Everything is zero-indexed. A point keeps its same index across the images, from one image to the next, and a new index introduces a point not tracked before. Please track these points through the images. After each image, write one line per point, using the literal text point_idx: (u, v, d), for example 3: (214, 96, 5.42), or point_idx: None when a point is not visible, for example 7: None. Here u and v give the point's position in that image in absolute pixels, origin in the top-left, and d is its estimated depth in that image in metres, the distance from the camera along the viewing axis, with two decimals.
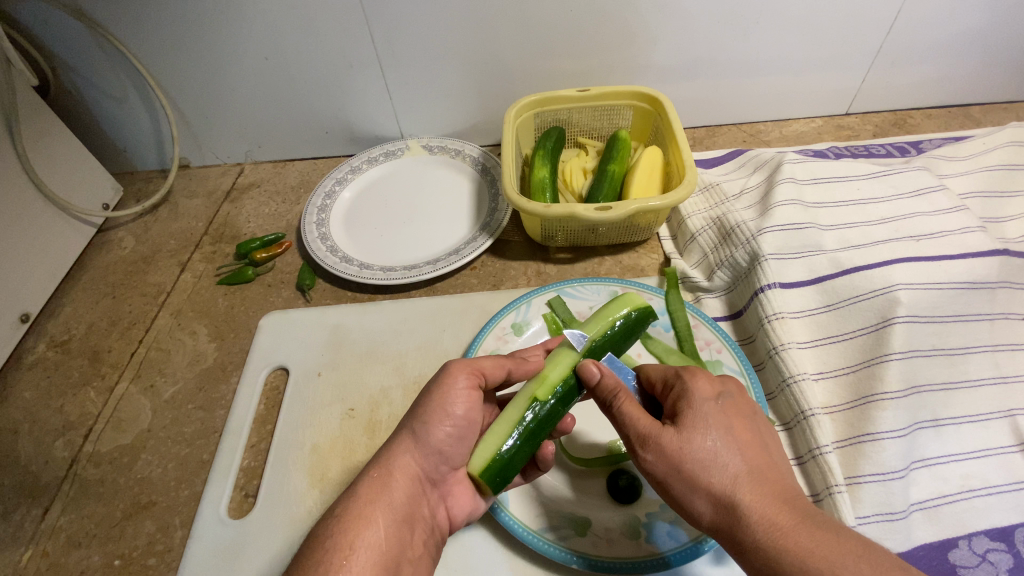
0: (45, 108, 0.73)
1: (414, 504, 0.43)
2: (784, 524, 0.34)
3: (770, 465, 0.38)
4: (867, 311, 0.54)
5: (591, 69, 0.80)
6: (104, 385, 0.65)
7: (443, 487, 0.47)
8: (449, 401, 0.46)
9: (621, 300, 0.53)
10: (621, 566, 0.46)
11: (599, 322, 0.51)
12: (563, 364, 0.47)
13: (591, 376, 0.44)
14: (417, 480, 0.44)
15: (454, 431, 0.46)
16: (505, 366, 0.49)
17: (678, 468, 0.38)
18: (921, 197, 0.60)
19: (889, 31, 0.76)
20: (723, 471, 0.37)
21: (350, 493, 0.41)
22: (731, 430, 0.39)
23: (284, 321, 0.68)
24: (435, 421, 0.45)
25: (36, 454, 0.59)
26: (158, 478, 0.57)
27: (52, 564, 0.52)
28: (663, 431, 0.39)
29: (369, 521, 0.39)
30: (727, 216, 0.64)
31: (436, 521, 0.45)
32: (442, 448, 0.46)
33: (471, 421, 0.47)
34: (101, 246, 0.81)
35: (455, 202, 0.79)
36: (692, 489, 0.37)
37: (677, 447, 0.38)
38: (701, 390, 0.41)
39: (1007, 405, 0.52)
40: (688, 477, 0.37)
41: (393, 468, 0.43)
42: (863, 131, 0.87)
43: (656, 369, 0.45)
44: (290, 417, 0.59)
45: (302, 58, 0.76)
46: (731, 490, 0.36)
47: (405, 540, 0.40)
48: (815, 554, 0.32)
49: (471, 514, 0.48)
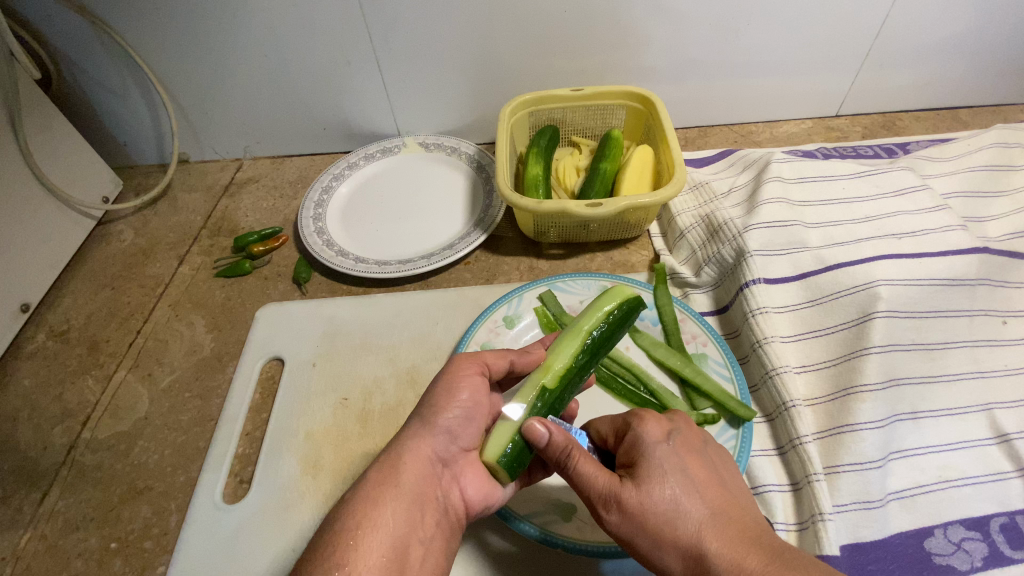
0: (46, 101, 0.74)
1: (425, 485, 0.43)
2: (754, 569, 0.34)
3: (729, 501, 0.39)
4: (849, 306, 0.55)
5: (585, 69, 0.81)
6: (102, 374, 0.66)
7: (455, 467, 0.46)
8: (453, 385, 0.47)
9: (612, 291, 0.54)
10: (605, 551, 0.46)
11: (593, 313, 0.52)
12: (565, 355, 0.48)
13: (539, 438, 0.41)
14: (427, 462, 0.44)
15: (461, 414, 0.47)
16: (508, 357, 0.50)
17: (642, 526, 0.38)
18: (903, 196, 0.62)
19: (878, 35, 0.77)
20: (688, 521, 0.37)
21: (362, 479, 0.43)
22: (687, 472, 0.39)
23: (281, 312, 0.69)
24: (442, 406, 0.46)
25: (35, 441, 0.61)
26: (155, 464, 0.58)
27: (49, 546, 0.53)
28: (624, 488, 0.39)
29: (378, 503, 0.41)
30: (715, 214, 0.65)
31: (450, 502, 0.45)
32: (452, 428, 0.46)
33: (478, 404, 0.48)
34: (100, 239, 0.82)
35: (451, 197, 0.81)
36: (660, 546, 0.37)
37: (639, 503, 0.38)
38: (653, 433, 0.41)
39: (985, 399, 0.53)
40: (655, 533, 0.37)
41: (402, 452, 0.44)
42: (851, 132, 0.88)
43: (605, 423, 0.46)
44: (286, 406, 0.60)
45: (302, 56, 0.78)
46: (698, 540, 0.36)
47: (415, 521, 0.41)
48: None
49: (486, 496, 0.46)
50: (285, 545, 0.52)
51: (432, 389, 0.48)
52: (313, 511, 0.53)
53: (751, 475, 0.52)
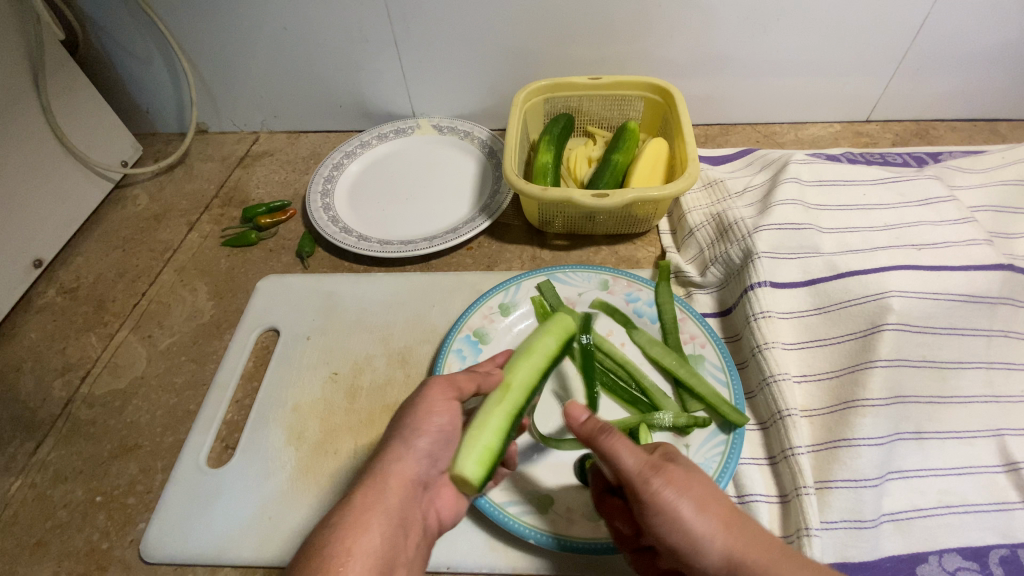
0: (71, 64, 0.75)
1: (408, 509, 0.41)
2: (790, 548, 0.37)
3: None
4: (858, 316, 0.53)
5: (606, 58, 0.79)
6: (105, 332, 0.68)
7: (432, 490, 0.45)
8: (428, 411, 0.45)
9: (564, 317, 0.54)
10: (572, 545, 0.46)
11: (551, 330, 0.52)
12: (527, 375, 0.48)
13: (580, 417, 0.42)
14: (412, 486, 0.43)
15: (439, 438, 0.45)
16: (476, 380, 0.48)
17: (693, 494, 0.38)
18: (928, 206, 0.59)
19: (916, 37, 0.73)
20: (727, 503, 0.39)
21: (346, 500, 0.40)
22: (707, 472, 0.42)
23: (281, 284, 0.69)
24: (418, 431, 0.44)
25: (36, 391, 0.62)
26: (146, 424, 0.59)
27: (38, 495, 0.55)
28: (669, 462, 0.40)
29: (365, 527, 0.38)
30: (726, 213, 0.63)
31: (427, 523, 0.44)
32: (431, 452, 0.45)
33: (456, 429, 0.46)
34: (116, 202, 0.84)
35: (460, 181, 0.80)
36: (708, 517, 0.37)
37: (683, 478, 0.39)
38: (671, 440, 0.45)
39: (997, 424, 0.50)
40: (703, 504, 0.38)
41: (386, 476, 0.42)
42: (881, 139, 0.84)
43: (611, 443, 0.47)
44: (276, 376, 0.61)
45: (321, 32, 0.78)
46: (739, 520, 0.38)
47: (400, 544, 0.39)
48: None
49: (454, 514, 0.47)
50: (261, 511, 0.52)
51: (407, 412, 0.46)
52: (290, 481, 0.53)
53: (739, 483, 0.50)
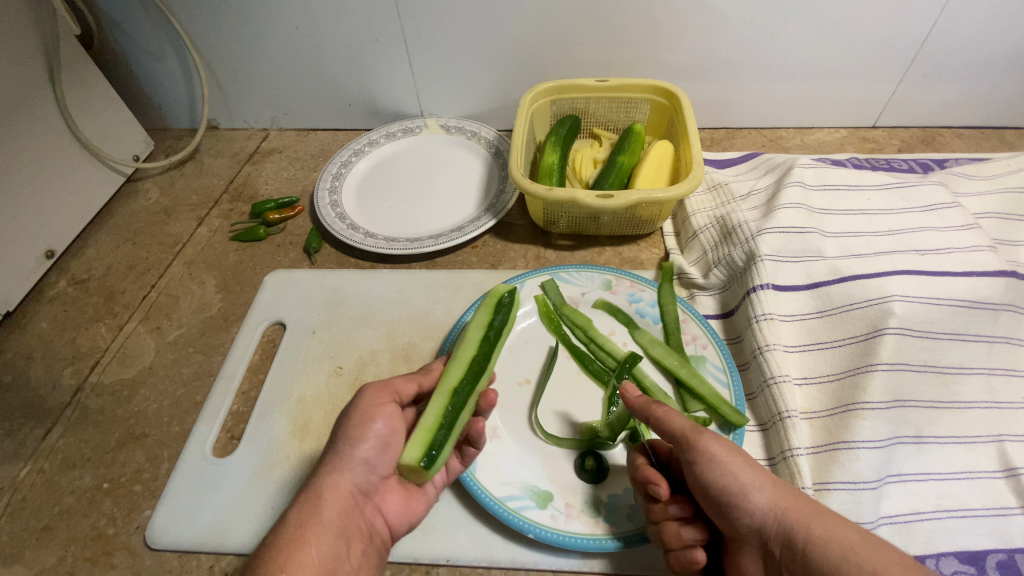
0: (86, 58, 0.77)
1: (349, 518, 0.43)
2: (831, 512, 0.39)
3: None
4: (859, 320, 0.53)
5: (613, 61, 0.80)
6: (114, 323, 0.69)
7: (376, 496, 0.46)
8: (368, 416, 0.46)
9: (485, 301, 0.56)
10: (571, 541, 0.46)
11: (485, 316, 0.55)
12: (465, 359, 0.51)
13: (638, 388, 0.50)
14: (350, 496, 0.44)
15: (376, 443, 0.46)
16: (415, 380, 0.50)
17: (737, 452, 0.42)
18: (932, 212, 0.59)
19: (924, 44, 0.74)
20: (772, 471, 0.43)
21: (282, 520, 0.42)
22: None
23: (288, 279, 0.70)
24: (358, 437, 0.46)
25: (46, 379, 0.63)
26: (153, 413, 0.60)
27: (46, 480, 0.56)
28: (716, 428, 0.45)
29: (302, 542, 0.40)
30: (730, 216, 0.64)
31: (376, 529, 0.45)
32: (369, 459, 0.45)
33: (394, 431, 0.47)
34: (127, 195, 0.85)
35: (467, 180, 0.81)
36: (751, 473, 0.41)
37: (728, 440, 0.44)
38: None
39: (997, 430, 0.49)
40: (747, 463, 0.42)
41: (320, 490, 0.43)
42: (888, 145, 0.84)
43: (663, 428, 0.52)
44: (281, 369, 0.62)
45: (332, 31, 0.79)
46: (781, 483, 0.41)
47: (341, 555, 0.41)
48: (865, 537, 0.37)
49: (408, 517, 0.47)
50: (264, 501, 0.52)
51: (349, 418, 0.47)
52: (293, 472, 0.54)
53: None
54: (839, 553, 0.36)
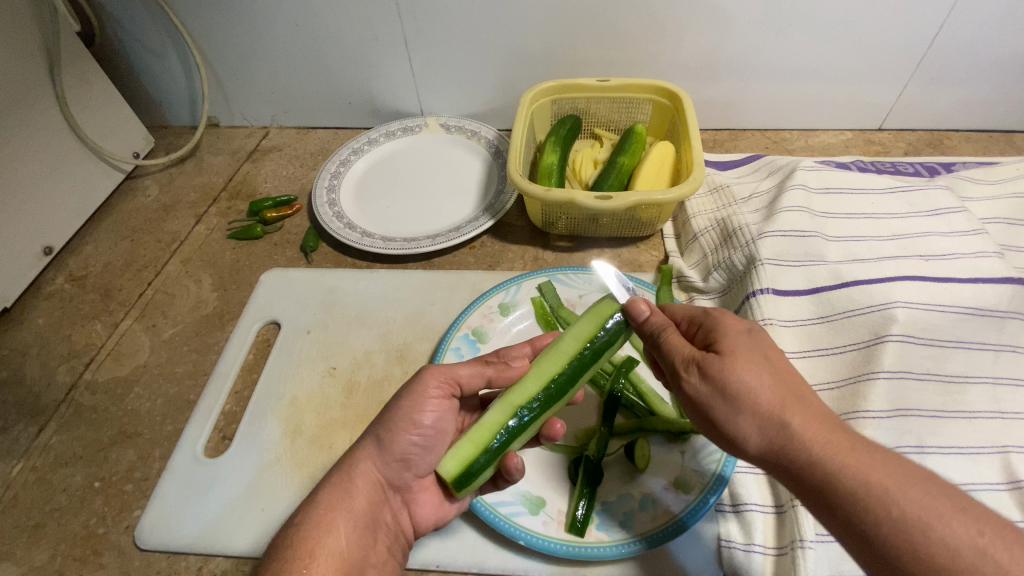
0: (87, 55, 0.76)
1: (376, 511, 0.43)
2: (839, 448, 0.34)
3: (805, 387, 0.38)
4: (861, 327, 0.52)
5: (615, 60, 0.79)
6: (110, 320, 0.68)
7: (407, 494, 0.46)
8: (417, 408, 0.45)
9: (595, 309, 0.47)
10: (559, 547, 0.46)
11: (587, 325, 0.46)
12: (542, 375, 0.44)
13: (641, 312, 0.44)
14: (379, 489, 0.44)
15: (420, 442, 0.45)
16: (483, 374, 0.48)
17: (721, 391, 0.37)
18: (938, 216, 0.58)
19: (930, 46, 0.72)
20: (771, 396, 0.36)
21: (312, 499, 0.42)
22: (771, 359, 0.39)
23: (284, 278, 0.70)
24: (399, 432, 0.44)
25: (40, 376, 0.63)
26: (146, 412, 0.60)
27: (39, 478, 0.56)
28: (706, 358, 0.39)
29: (330, 527, 0.40)
30: (731, 219, 0.63)
31: (401, 527, 0.45)
32: (407, 455, 0.45)
33: (441, 432, 0.46)
34: (126, 192, 0.85)
35: (466, 179, 0.80)
36: (738, 412, 0.37)
37: (720, 372, 0.38)
38: (734, 324, 0.41)
39: (1003, 440, 0.47)
40: (734, 401, 0.37)
41: (353, 476, 0.43)
42: (893, 148, 0.83)
43: (681, 308, 0.46)
44: (275, 368, 0.61)
45: (332, 29, 0.78)
46: (781, 414, 0.36)
47: (368, 546, 0.41)
48: (877, 475, 0.32)
49: (437, 520, 0.47)
50: (255, 502, 0.52)
51: (396, 405, 0.45)
52: (285, 473, 0.54)
53: (734, 492, 0.49)
54: (837, 498, 0.33)
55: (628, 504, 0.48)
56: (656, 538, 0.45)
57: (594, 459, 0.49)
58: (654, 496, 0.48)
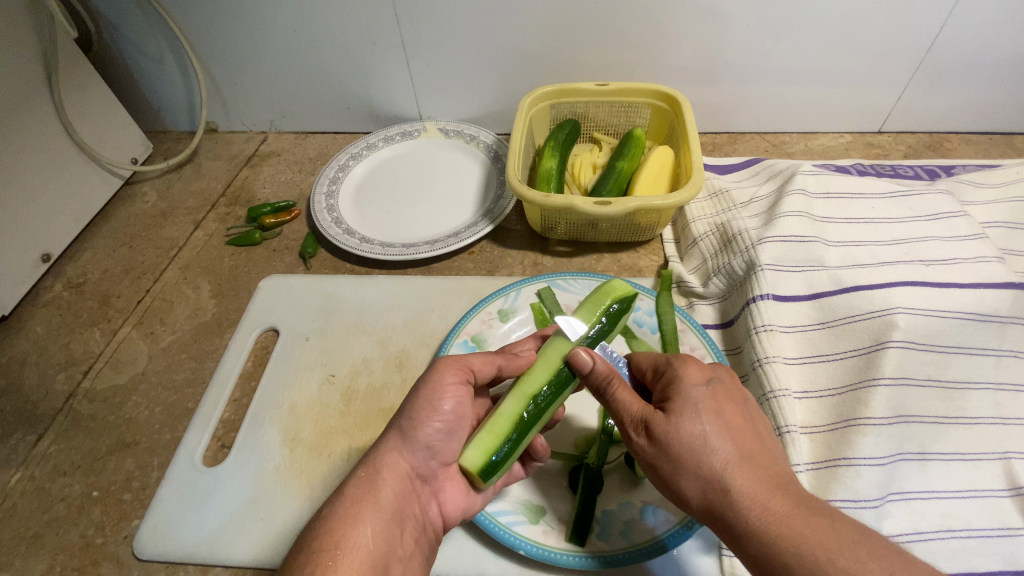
0: (83, 61, 0.76)
1: (403, 502, 0.42)
2: (776, 513, 0.34)
3: (757, 444, 0.38)
4: (861, 333, 0.52)
5: (613, 64, 0.79)
6: (108, 327, 0.68)
7: (435, 483, 0.46)
8: (436, 396, 0.45)
9: (591, 299, 0.49)
10: (561, 557, 0.45)
11: (591, 310, 0.48)
12: (552, 363, 0.44)
13: (583, 364, 0.42)
14: (408, 479, 0.43)
15: (443, 427, 0.45)
16: (495, 363, 0.48)
17: (666, 452, 0.38)
18: (938, 220, 0.58)
19: (930, 49, 0.72)
20: (715, 457, 0.37)
21: (338, 494, 0.41)
22: (722, 414, 0.39)
23: (282, 285, 0.69)
24: (423, 419, 0.44)
25: (38, 385, 0.63)
26: (145, 421, 0.60)
27: (36, 487, 0.55)
28: (656, 416, 0.39)
29: (357, 520, 0.39)
30: (730, 223, 0.63)
31: (429, 518, 0.44)
32: (431, 443, 0.45)
33: (462, 416, 0.46)
34: (125, 198, 0.85)
35: (465, 184, 0.80)
36: (681, 473, 0.37)
37: (667, 431, 0.38)
38: (692, 376, 0.41)
39: (1004, 447, 0.47)
40: (679, 461, 0.37)
41: (381, 467, 0.43)
42: (893, 151, 0.83)
43: (645, 357, 0.46)
44: (275, 375, 0.61)
45: (331, 34, 0.78)
46: (722, 476, 0.36)
47: (394, 539, 0.40)
48: (810, 538, 0.32)
49: (466, 510, 0.46)
50: (253, 512, 0.52)
51: (412, 397, 0.46)
52: (285, 480, 0.54)
53: None
54: (771, 561, 0.33)
55: (630, 512, 0.48)
56: (658, 544, 0.45)
57: (593, 468, 0.49)
58: (654, 504, 0.48)
